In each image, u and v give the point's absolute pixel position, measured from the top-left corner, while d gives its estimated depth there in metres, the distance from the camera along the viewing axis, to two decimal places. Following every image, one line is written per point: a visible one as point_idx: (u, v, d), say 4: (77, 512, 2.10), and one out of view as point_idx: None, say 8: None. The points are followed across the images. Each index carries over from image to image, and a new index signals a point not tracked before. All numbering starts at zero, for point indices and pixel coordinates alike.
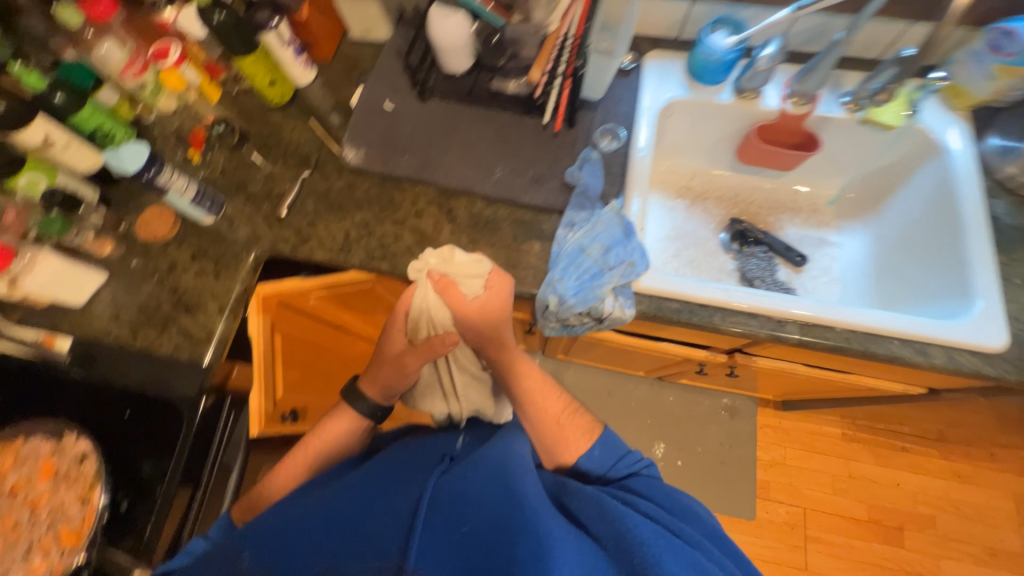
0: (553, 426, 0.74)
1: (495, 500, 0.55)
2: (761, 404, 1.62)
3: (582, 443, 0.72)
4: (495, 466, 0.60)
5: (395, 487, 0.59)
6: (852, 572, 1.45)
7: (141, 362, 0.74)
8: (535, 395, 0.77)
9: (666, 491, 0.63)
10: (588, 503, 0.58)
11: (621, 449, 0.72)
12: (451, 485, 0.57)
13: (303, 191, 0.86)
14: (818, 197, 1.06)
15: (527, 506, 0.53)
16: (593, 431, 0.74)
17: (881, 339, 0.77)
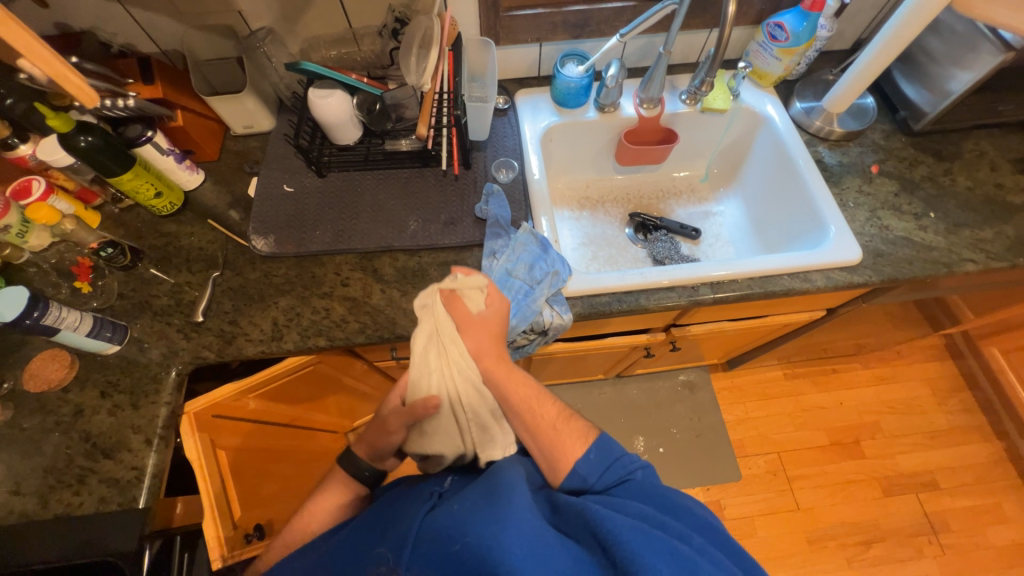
0: (545, 435, 0.64)
1: (480, 540, 0.49)
2: (712, 370, 1.75)
3: (577, 448, 0.62)
4: (483, 489, 0.57)
5: (372, 549, 0.55)
6: (836, 496, 1.56)
7: (62, 525, 0.67)
8: (529, 404, 0.67)
9: (658, 489, 0.58)
10: (578, 524, 0.53)
11: (617, 451, 0.61)
12: (430, 532, 0.52)
13: (215, 293, 0.83)
14: (691, 178, 1.20)
15: (512, 542, 0.49)
16: (589, 435, 0.64)
17: (774, 279, 0.86)
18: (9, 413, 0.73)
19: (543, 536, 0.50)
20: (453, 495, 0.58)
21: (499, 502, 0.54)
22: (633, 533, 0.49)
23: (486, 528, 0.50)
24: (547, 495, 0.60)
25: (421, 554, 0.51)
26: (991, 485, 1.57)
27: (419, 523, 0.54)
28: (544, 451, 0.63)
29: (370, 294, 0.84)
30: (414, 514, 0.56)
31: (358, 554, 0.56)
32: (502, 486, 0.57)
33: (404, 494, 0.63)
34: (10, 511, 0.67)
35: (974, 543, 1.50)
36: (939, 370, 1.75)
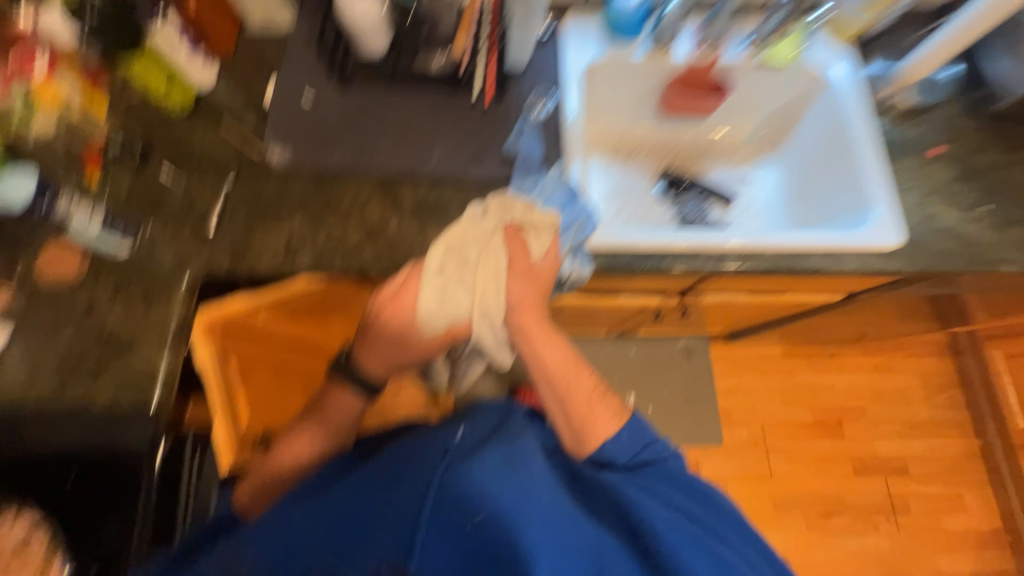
0: (580, 409, 0.65)
1: (508, 512, 0.49)
2: (713, 339, 1.75)
3: (609, 426, 0.65)
4: (503, 455, 0.57)
5: (385, 511, 0.52)
6: (809, 470, 1.63)
7: (79, 414, 0.69)
8: (564, 374, 0.66)
9: (676, 477, 0.64)
10: (606, 504, 0.57)
11: (649, 437, 0.66)
12: (449, 497, 0.50)
13: (229, 203, 0.80)
14: (733, 139, 1.13)
15: (540, 516, 0.50)
16: (623, 414, 0.67)
17: (803, 257, 0.83)
18: (23, 303, 0.73)
19: (566, 515, 0.52)
20: (470, 453, 0.56)
21: (521, 475, 0.53)
22: (670, 527, 0.54)
23: (512, 498, 0.51)
24: (564, 465, 0.63)
25: (444, 515, 0.49)
26: (957, 477, 1.65)
27: (436, 486, 0.51)
28: (573, 424, 0.65)
29: (388, 223, 0.81)
30: (432, 475, 0.53)
31: (369, 511, 0.54)
32: (523, 456, 0.56)
33: (416, 449, 0.61)
34: (28, 396, 0.69)
35: (929, 525, 1.59)
36: (936, 366, 1.76)
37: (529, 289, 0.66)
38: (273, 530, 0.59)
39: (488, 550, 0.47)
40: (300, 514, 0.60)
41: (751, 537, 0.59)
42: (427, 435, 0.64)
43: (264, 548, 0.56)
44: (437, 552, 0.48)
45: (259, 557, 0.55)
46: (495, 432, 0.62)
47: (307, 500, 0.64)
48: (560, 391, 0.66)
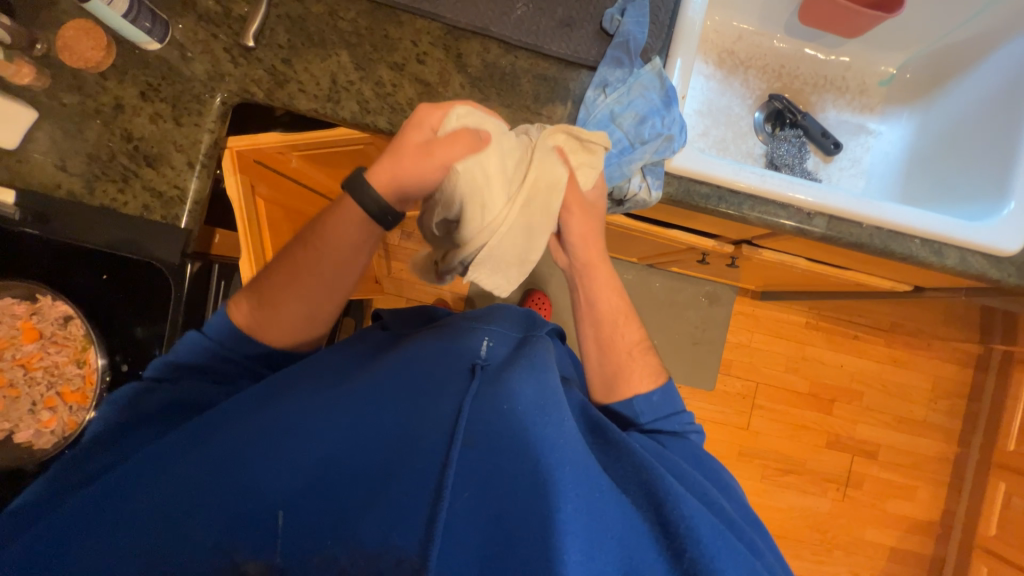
0: (620, 356, 0.67)
1: (538, 463, 0.47)
2: (740, 292, 1.69)
3: (643, 384, 0.66)
4: (534, 399, 0.53)
5: (408, 422, 0.50)
6: (786, 433, 1.69)
7: (107, 216, 0.67)
8: (609, 318, 0.69)
9: (702, 458, 0.61)
10: (631, 471, 0.52)
11: (679, 406, 0.65)
12: (480, 430, 0.49)
13: (270, 16, 0.69)
14: (869, 75, 0.93)
15: (572, 476, 0.47)
16: (659, 377, 0.67)
17: (901, 237, 0.72)
18: (47, 83, 0.67)
19: (596, 483, 0.48)
20: (499, 379, 0.55)
21: (553, 424, 0.51)
22: (712, 534, 0.46)
23: (544, 453, 0.48)
24: (586, 416, 0.59)
25: (472, 458, 0.47)
26: (921, 472, 1.71)
27: (467, 417, 0.49)
28: (608, 369, 0.67)
29: (446, 84, 0.69)
30: (461, 396, 0.52)
31: (388, 421, 0.50)
32: (554, 398, 0.54)
33: (438, 363, 0.56)
34: (57, 186, 0.66)
35: (876, 505, 1.69)
36: (953, 374, 1.71)
37: (592, 226, 0.65)
38: (256, 416, 0.48)
39: (516, 507, 0.45)
40: (302, 396, 0.51)
41: (761, 528, 0.56)
42: (453, 336, 0.61)
43: (250, 425, 0.47)
44: (462, 490, 0.45)
45: (240, 446, 0.46)
46: (522, 352, 0.61)
47: (299, 383, 0.53)
48: (607, 336, 0.68)
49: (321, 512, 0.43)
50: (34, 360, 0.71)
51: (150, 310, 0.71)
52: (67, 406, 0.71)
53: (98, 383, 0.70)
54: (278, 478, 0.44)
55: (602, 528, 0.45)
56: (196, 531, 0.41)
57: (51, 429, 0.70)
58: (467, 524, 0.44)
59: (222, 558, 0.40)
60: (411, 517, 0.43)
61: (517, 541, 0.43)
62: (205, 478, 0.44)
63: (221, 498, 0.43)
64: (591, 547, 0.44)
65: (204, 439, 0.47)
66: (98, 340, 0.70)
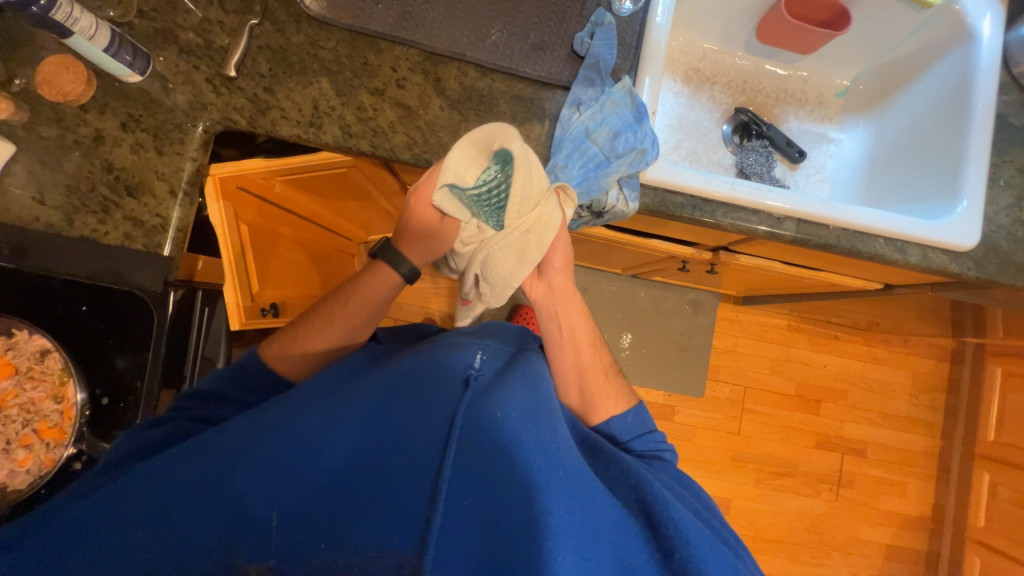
0: (595, 378, 0.69)
1: (533, 469, 0.48)
2: (723, 299, 1.73)
3: (615, 407, 0.68)
4: (527, 407, 0.53)
5: (401, 433, 0.49)
6: (777, 436, 1.71)
7: (87, 246, 0.66)
8: (584, 343, 0.71)
9: (682, 476, 0.63)
10: (620, 481, 0.53)
11: (649, 427, 0.68)
12: (474, 438, 0.49)
13: (251, 47, 0.71)
14: (826, 87, 0.99)
15: (567, 481, 0.48)
16: (627, 402, 0.69)
17: (866, 238, 0.76)
18: (25, 117, 0.67)
19: (592, 488, 0.48)
20: (493, 386, 0.55)
21: (546, 430, 0.51)
22: (702, 539, 0.46)
23: (538, 458, 0.48)
24: (578, 431, 0.60)
25: (467, 466, 0.47)
26: (909, 467, 1.74)
27: (461, 423, 0.49)
28: (584, 390, 0.69)
29: (426, 107, 0.72)
30: (455, 403, 0.51)
31: (382, 428, 0.49)
32: (546, 408, 0.55)
33: (429, 369, 0.56)
34: (34, 219, 0.66)
35: (869, 503, 1.71)
36: (931, 369, 1.77)
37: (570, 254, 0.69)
38: (247, 425, 0.48)
39: (511, 512, 0.46)
40: (290, 406, 0.50)
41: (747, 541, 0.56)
42: (446, 344, 0.61)
43: (242, 434, 0.47)
44: (459, 496, 0.46)
45: (229, 467, 0.45)
46: (516, 363, 0.61)
47: (286, 397, 0.51)
48: (584, 361, 0.70)
49: (319, 519, 0.44)
50: (9, 397, 0.69)
51: (132, 340, 0.70)
52: (43, 444, 0.68)
53: (77, 417, 0.67)
54: (270, 490, 0.44)
55: (597, 534, 0.46)
56: (195, 543, 0.42)
57: (25, 470, 0.67)
58: (461, 528, 0.45)
59: (225, 561, 0.42)
60: (407, 523, 0.44)
61: (510, 545, 0.44)
62: (199, 490, 0.44)
63: (215, 511, 0.43)
64: (585, 549, 0.45)
65: (194, 452, 0.46)
66: (77, 373, 0.68)
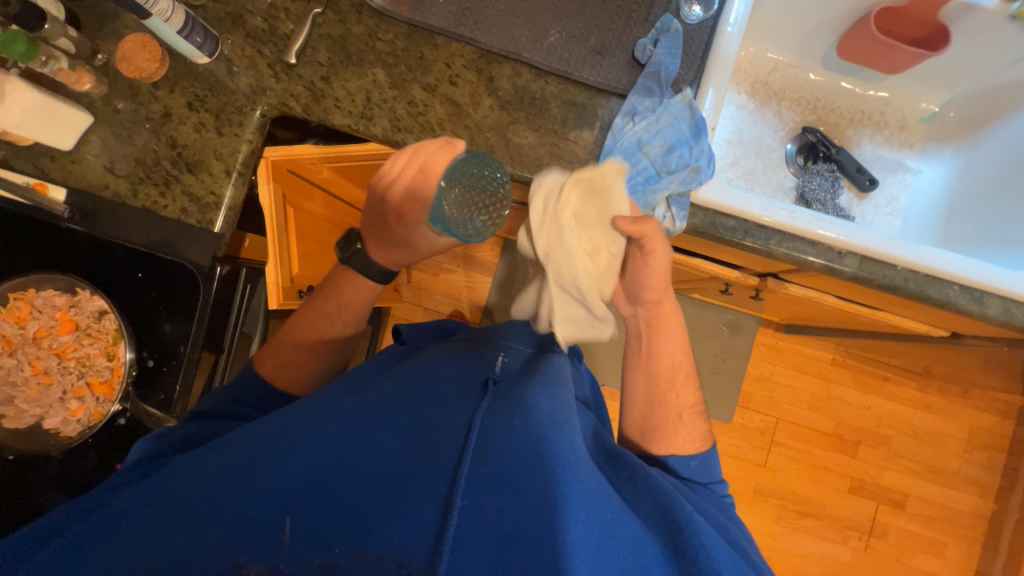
0: (670, 412, 0.66)
1: (549, 479, 0.46)
2: (764, 323, 1.64)
3: (685, 447, 0.64)
4: (546, 417, 0.51)
5: (419, 434, 0.48)
6: (806, 475, 1.61)
7: (147, 217, 0.70)
8: (672, 374, 0.69)
9: (727, 505, 0.59)
10: (646, 499, 0.50)
11: (716, 475, 0.63)
12: (490, 445, 0.47)
13: (313, 34, 0.72)
14: (910, 111, 0.90)
15: (583, 496, 0.46)
16: (702, 446, 0.64)
17: (938, 283, 0.69)
18: (103, 90, 0.71)
19: (610, 505, 0.47)
20: (512, 394, 0.54)
21: (564, 440, 0.49)
22: (730, 567, 0.45)
23: (553, 471, 0.46)
24: (598, 440, 0.58)
25: (482, 475, 0.45)
26: (953, 528, 1.60)
27: (478, 431, 0.48)
28: (653, 420, 0.67)
29: (476, 106, 0.71)
30: (474, 410, 0.51)
31: (401, 427, 0.49)
32: (566, 415, 0.53)
33: (452, 376, 0.57)
34: (104, 187, 0.70)
35: (901, 558, 1.59)
36: (991, 425, 1.61)
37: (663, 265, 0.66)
38: (277, 422, 0.50)
39: (526, 524, 0.43)
40: (317, 406, 0.52)
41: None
42: (469, 351, 0.62)
43: (270, 431, 0.48)
44: (471, 503, 0.43)
45: (252, 456, 0.46)
46: (536, 370, 0.60)
47: (316, 395, 0.55)
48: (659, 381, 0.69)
49: (329, 516, 0.42)
50: (68, 350, 0.75)
51: (180, 310, 0.74)
52: (94, 397, 0.73)
53: (124, 377, 0.72)
54: (287, 480, 0.44)
55: (611, 557, 0.43)
56: (208, 533, 0.41)
57: (77, 419, 0.73)
58: (475, 537, 0.42)
59: (229, 558, 0.39)
60: (422, 527, 0.41)
61: (524, 561, 0.41)
62: (219, 487, 0.43)
63: (232, 499, 0.42)
64: (600, 566, 0.42)
65: (225, 447, 0.48)
66: (128, 336, 0.72)
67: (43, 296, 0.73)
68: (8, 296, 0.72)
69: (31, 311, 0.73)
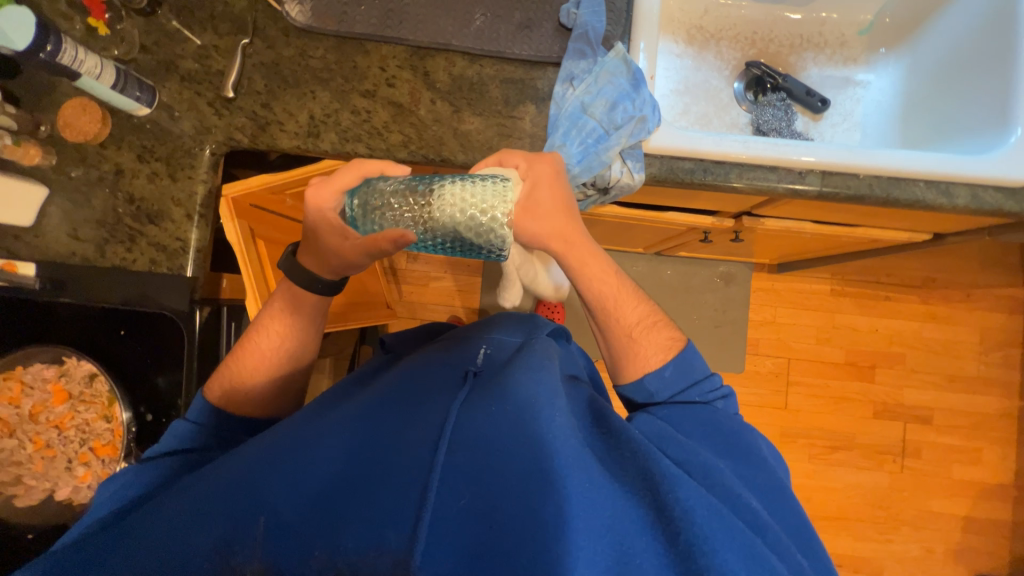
0: (622, 341, 0.60)
1: (527, 457, 0.44)
2: (757, 268, 1.63)
3: (653, 360, 0.58)
4: (524, 397, 0.50)
5: (399, 435, 0.47)
6: (828, 408, 1.60)
7: (119, 274, 0.71)
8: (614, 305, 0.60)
9: (725, 425, 0.54)
10: (632, 463, 0.47)
11: (699, 374, 0.58)
12: (467, 435, 0.46)
13: (246, 65, 0.72)
14: (848, 25, 0.90)
15: (563, 469, 0.44)
16: (672, 349, 0.59)
17: (904, 184, 0.69)
18: (52, 160, 0.72)
19: (591, 476, 0.44)
20: (489, 381, 0.53)
21: (547, 418, 0.48)
22: (709, 515, 0.42)
23: (532, 451, 0.45)
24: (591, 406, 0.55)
25: (458, 464, 0.44)
26: (983, 432, 1.59)
27: (455, 421, 0.47)
28: (614, 353, 0.61)
29: (418, 103, 0.71)
30: (450, 403, 0.50)
31: (377, 432, 0.48)
32: (549, 391, 0.51)
33: (431, 374, 0.56)
34: (72, 254, 0.71)
35: (939, 473, 1.58)
36: (1000, 323, 1.61)
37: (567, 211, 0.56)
38: (252, 445, 0.49)
39: (505, 505, 0.42)
40: (294, 424, 0.51)
41: (788, 500, 0.49)
42: (451, 347, 0.62)
43: (246, 453, 0.48)
44: (450, 494, 0.42)
45: (228, 476, 0.45)
46: (517, 352, 0.60)
47: (297, 414, 0.54)
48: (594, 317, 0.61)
49: (305, 525, 0.41)
50: (66, 420, 0.75)
51: (169, 360, 0.74)
52: (101, 460, 0.74)
53: (125, 434, 0.73)
54: (258, 497, 0.43)
55: (588, 534, 0.41)
56: (182, 550, 0.41)
57: (88, 484, 0.74)
58: (453, 527, 0.40)
59: (219, 555, 0.40)
60: (398, 523, 0.40)
61: (503, 541, 0.40)
62: (195, 512, 0.43)
63: (204, 521, 0.42)
64: (580, 538, 0.40)
65: (201, 474, 0.47)
66: (121, 394, 0.73)
67: (32, 372, 0.73)
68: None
69: (24, 388, 0.74)
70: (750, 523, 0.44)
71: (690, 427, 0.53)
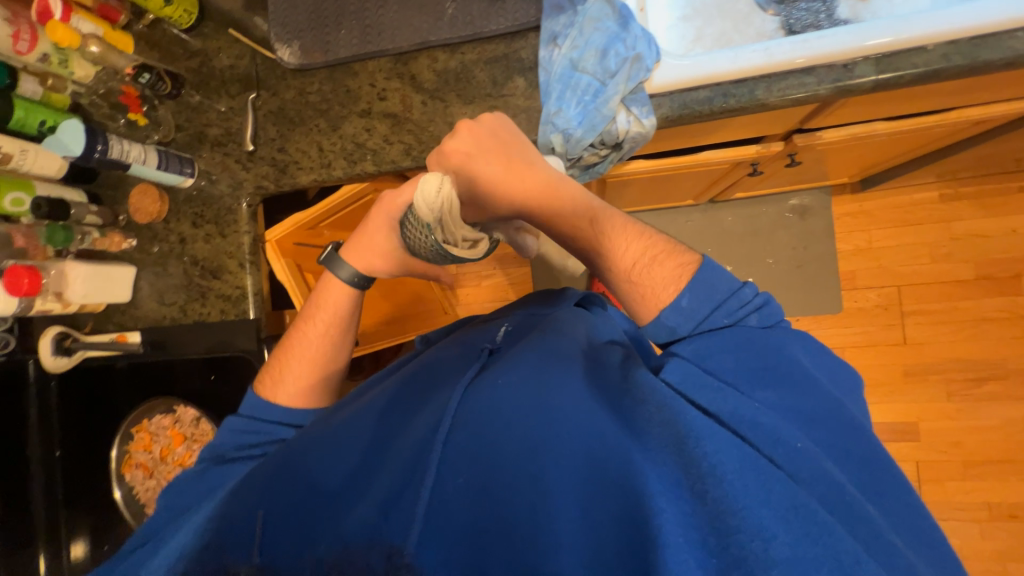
0: (627, 276, 0.55)
1: (527, 433, 0.46)
2: (837, 192, 1.40)
3: (666, 292, 0.53)
4: (530, 371, 0.51)
5: (414, 420, 0.52)
6: (963, 335, 1.34)
7: (199, 327, 0.81)
8: (604, 239, 0.57)
9: (777, 355, 0.48)
10: (657, 416, 0.45)
11: (723, 293, 0.51)
12: (470, 413, 0.48)
13: (258, 117, 0.78)
14: None
15: (561, 442, 0.45)
16: (684, 277, 0.53)
17: (994, 40, 0.55)
18: (133, 242, 0.84)
19: (597, 441, 0.44)
20: (501, 359, 0.55)
21: (554, 389, 0.48)
22: (743, 470, 0.40)
23: (530, 425, 0.46)
24: (618, 374, 0.53)
25: (459, 441, 0.47)
26: None
27: (460, 402, 0.50)
28: (624, 293, 0.56)
29: (411, 108, 0.72)
30: (458, 384, 0.53)
31: (395, 418, 0.53)
32: (555, 365, 0.51)
33: (451, 359, 0.59)
34: (164, 317, 0.83)
35: None
36: None
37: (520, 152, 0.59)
38: (295, 438, 0.55)
39: (505, 478, 0.44)
40: (327, 416, 0.56)
41: (863, 453, 0.44)
42: (471, 333, 0.65)
43: (290, 445, 0.54)
44: (453, 474, 0.45)
45: (273, 467, 0.51)
46: (535, 328, 0.61)
47: (338, 406, 0.59)
48: (590, 260, 0.59)
49: (317, 514, 0.46)
50: (186, 457, 0.91)
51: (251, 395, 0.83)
52: None
53: None
54: (294, 484, 0.49)
55: (587, 503, 0.42)
56: (231, 534, 0.47)
57: None
58: (457, 504, 0.44)
59: (248, 557, 0.45)
60: (397, 512, 0.44)
61: (502, 511, 0.43)
62: (243, 498, 0.49)
63: (250, 509, 0.48)
64: (577, 507, 0.42)
65: (255, 469, 0.53)
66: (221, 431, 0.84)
67: (154, 423, 0.91)
68: (131, 431, 0.91)
69: (151, 437, 0.91)
70: (795, 474, 0.41)
71: (727, 367, 0.48)
